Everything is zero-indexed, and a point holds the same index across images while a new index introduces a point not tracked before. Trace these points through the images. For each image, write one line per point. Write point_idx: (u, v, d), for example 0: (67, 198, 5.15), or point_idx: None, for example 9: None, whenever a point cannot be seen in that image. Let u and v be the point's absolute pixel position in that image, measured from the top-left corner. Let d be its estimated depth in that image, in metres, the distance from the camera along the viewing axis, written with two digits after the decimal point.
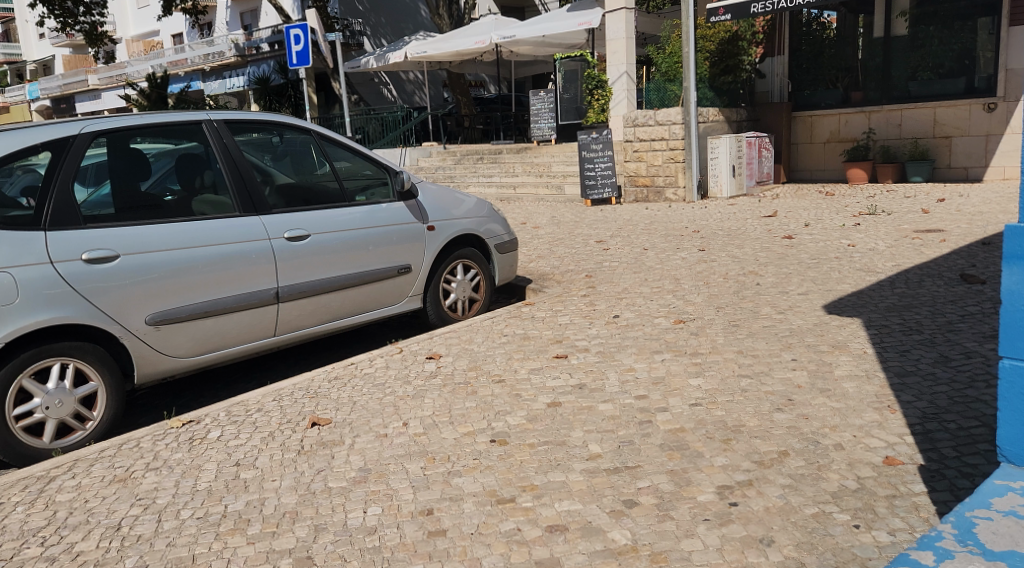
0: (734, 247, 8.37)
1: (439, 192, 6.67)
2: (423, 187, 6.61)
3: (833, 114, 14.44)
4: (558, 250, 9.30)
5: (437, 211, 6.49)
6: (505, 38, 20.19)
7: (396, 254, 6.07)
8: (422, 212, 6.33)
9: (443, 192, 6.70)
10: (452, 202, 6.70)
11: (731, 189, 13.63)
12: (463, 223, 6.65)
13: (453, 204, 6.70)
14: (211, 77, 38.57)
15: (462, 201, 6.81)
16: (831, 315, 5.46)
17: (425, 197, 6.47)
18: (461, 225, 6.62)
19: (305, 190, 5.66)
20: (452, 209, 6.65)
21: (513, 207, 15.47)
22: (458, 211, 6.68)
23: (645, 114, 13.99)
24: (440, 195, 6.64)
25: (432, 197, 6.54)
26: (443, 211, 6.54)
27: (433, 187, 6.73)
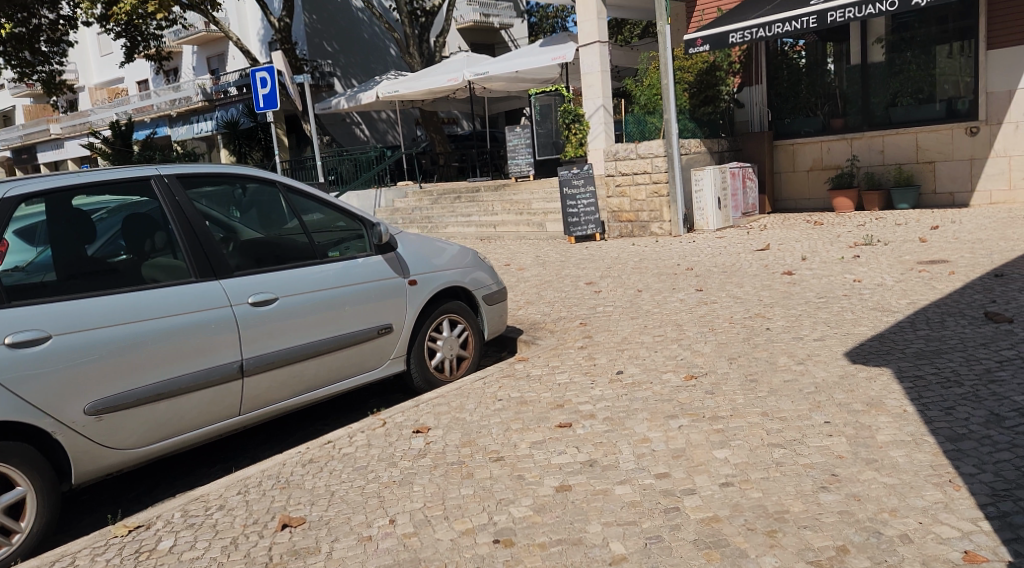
0: (733, 286, 7.93)
1: (420, 243, 6.15)
2: (402, 237, 6.08)
3: (815, 142, 14.08)
4: (547, 295, 8.80)
5: (420, 263, 5.96)
6: (478, 75, 19.87)
7: (375, 313, 5.53)
8: (403, 266, 5.80)
9: (423, 243, 6.17)
10: (434, 252, 6.17)
11: (717, 222, 13.25)
12: (448, 275, 6.12)
13: (436, 254, 6.18)
14: (178, 122, 37.94)
15: (444, 251, 6.29)
16: (857, 364, 4.97)
17: (405, 248, 5.94)
18: (445, 277, 6.10)
19: (273, 246, 5.13)
20: (436, 260, 6.12)
21: (495, 247, 14.99)
22: (442, 262, 6.16)
23: (626, 148, 13.63)
24: (421, 245, 6.12)
25: (413, 248, 6.01)
26: (426, 263, 6.01)
27: (413, 236, 6.21)
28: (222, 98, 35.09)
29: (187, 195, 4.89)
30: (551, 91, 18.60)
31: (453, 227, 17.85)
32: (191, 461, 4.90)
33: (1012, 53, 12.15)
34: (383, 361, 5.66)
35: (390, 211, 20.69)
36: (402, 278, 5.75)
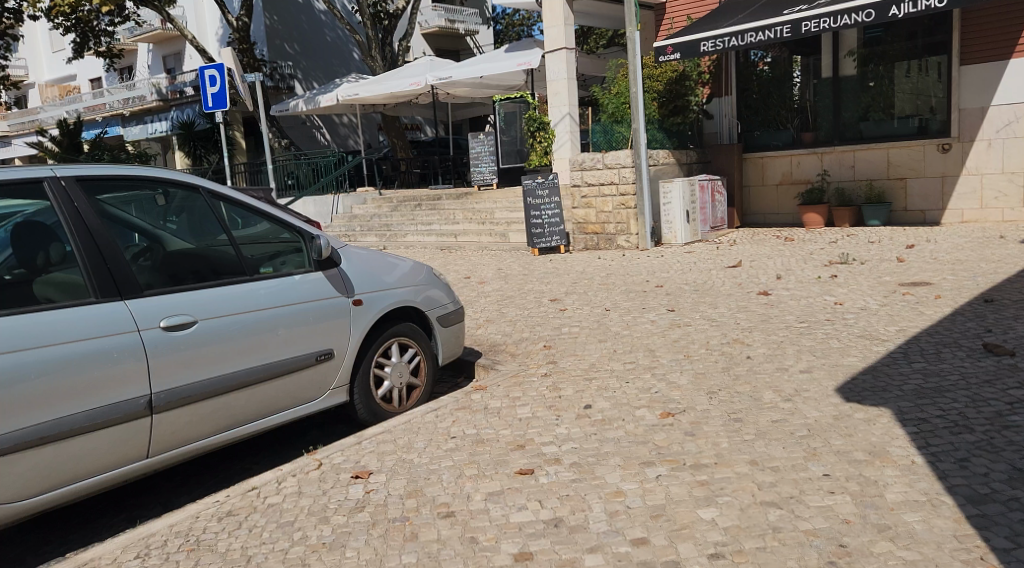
0: (707, 307, 7.42)
1: (367, 257, 5.52)
2: (348, 251, 5.45)
3: (785, 156, 13.73)
4: (509, 313, 8.20)
5: (366, 280, 5.33)
6: (441, 80, 19.24)
7: (313, 338, 4.89)
8: (347, 283, 5.17)
9: (371, 257, 5.55)
10: (383, 269, 5.54)
11: (686, 236, 12.79)
12: (399, 294, 5.50)
13: (386, 271, 5.55)
14: (130, 121, 36.62)
15: (395, 267, 5.67)
16: (852, 403, 4.47)
17: (350, 264, 5.30)
18: (396, 297, 5.47)
19: (195, 261, 4.50)
20: (385, 278, 5.50)
21: (455, 258, 14.37)
22: (391, 280, 5.53)
23: (593, 157, 13.12)
24: (369, 261, 5.49)
25: (359, 263, 5.38)
26: (373, 281, 5.38)
27: (360, 250, 5.58)
28: (176, 97, 33.92)
29: (95, 200, 4.24)
30: (517, 98, 18.18)
31: (413, 236, 17.18)
32: (96, 512, 4.29)
33: (985, 70, 11.90)
34: (322, 392, 5.01)
35: (348, 218, 19.94)
36: (345, 298, 5.11)
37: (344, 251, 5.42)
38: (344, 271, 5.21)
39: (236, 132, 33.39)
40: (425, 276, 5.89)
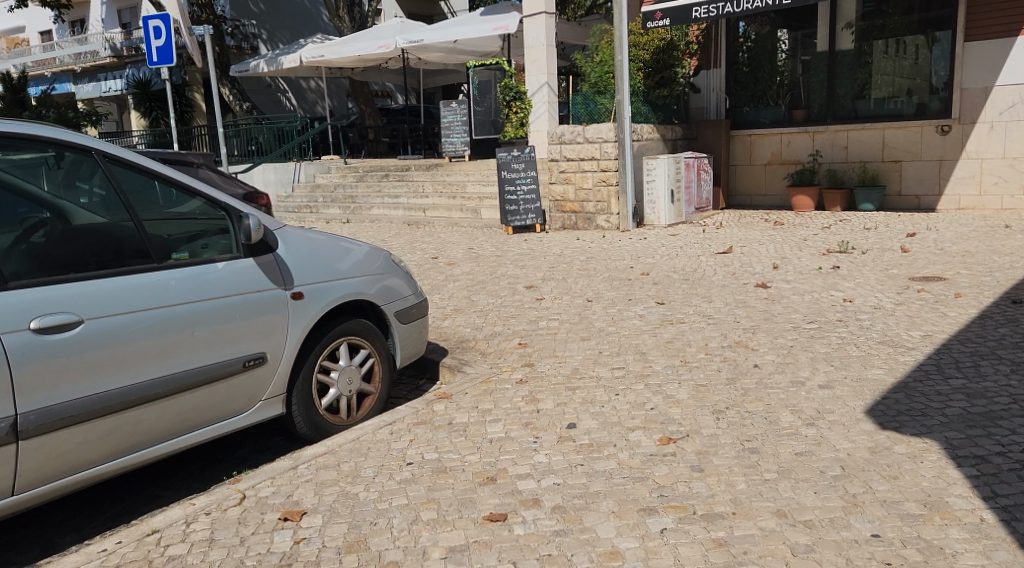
0: (701, 301, 6.65)
1: (313, 240, 4.63)
2: (288, 231, 4.57)
3: (775, 134, 13.00)
4: (480, 301, 7.38)
5: (309, 268, 4.45)
6: (412, 43, 18.17)
7: (238, 339, 4.02)
8: (284, 273, 4.29)
9: (318, 240, 4.66)
10: (332, 254, 4.67)
11: (669, 217, 12.08)
12: (349, 287, 4.65)
13: (335, 256, 4.67)
14: (84, 79, 34.88)
15: (346, 251, 4.79)
16: (888, 432, 3.73)
17: (290, 248, 4.42)
18: (345, 289, 4.62)
19: (101, 241, 3.66)
20: (333, 264, 4.63)
21: (423, 234, 13.49)
22: (341, 268, 4.67)
23: (572, 130, 12.25)
24: (315, 244, 4.61)
25: (301, 246, 4.49)
26: (318, 269, 4.51)
27: (304, 231, 4.69)
28: (133, 55, 32.29)
29: None
30: (491, 65, 17.11)
31: (379, 208, 16.23)
32: None
33: (990, 48, 11.20)
34: (252, 403, 4.17)
35: (311, 188, 18.91)
36: (281, 289, 4.25)
37: (283, 231, 4.53)
38: (281, 256, 4.33)
39: (197, 94, 31.89)
40: (381, 262, 5.03)
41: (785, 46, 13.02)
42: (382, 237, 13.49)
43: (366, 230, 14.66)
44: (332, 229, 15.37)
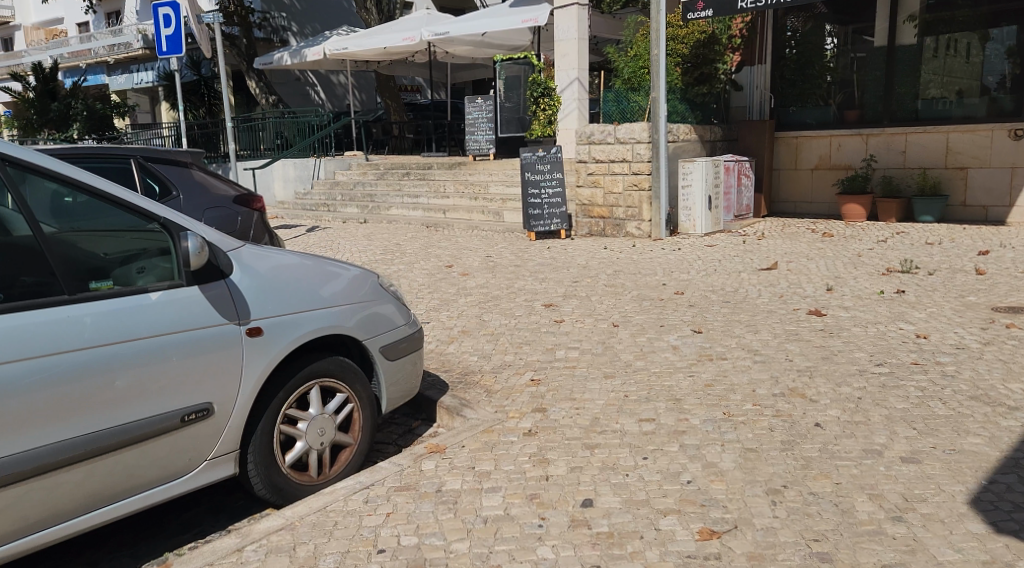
0: (746, 331, 5.75)
1: (284, 261, 3.80)
2: (251, 249, 3.74)
3: (824, 136, 12.00)
4: (492, 322, 6.54)
5: (275, 296, 3.63)
6: (438, 35, 17.39)
7: (169, 388, 3.21)
8: (240, 304, 3.47)
9: (289, 261, 3.83)
10: (306, 278, 3.83)
11: (706, 225, 11.13)
12: (323, 319, 3.83)
13: (308, 281, 3.84)
14: (116, 70, 34.72)
15: (324, 275, 3.96)
16: (1006, 539, 2.83)
17: (252, 270, 3.59)
18: (319, 322, 3.80)
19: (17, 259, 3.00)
20: (307, 291, 3.80)
21: (441, 237, 12.69)
22: (316, 296, 3.84)
23: (602, 130, 11.36)
24: (285, 266, 3.78)
25: (267, 269, 3.67)
26: (286, 298, 3.68)
27: (274, 249, 3.86)
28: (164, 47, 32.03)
29: None
30: (519, 59, 16.19)
31: (397, 208, 15.44)
32: None
33: None
34: (196, 462, 3.38)
35: (330, 185, 18.21)
36: (234, 324, 3.43)
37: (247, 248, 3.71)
38: (240, 282, 3.51)
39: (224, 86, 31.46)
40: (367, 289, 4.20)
41: (832, 42, 12.05)
42: (398, 238, 12.71)
43: (382, 231, 13.90)
44: (348, 229, 14.63)
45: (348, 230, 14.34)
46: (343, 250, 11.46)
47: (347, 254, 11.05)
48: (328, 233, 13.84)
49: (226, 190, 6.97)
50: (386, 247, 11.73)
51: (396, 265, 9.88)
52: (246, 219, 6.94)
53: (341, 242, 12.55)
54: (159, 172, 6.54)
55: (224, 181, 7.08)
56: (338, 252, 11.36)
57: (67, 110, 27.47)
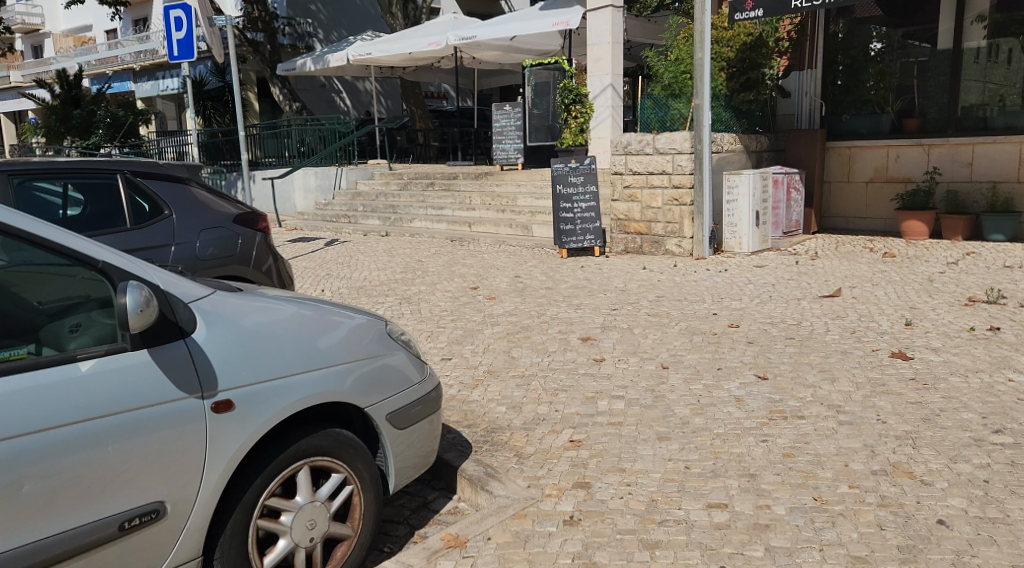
0: (821, 379, 4.90)
1: (272, 312, 3.06)
2: (231, 297, 3.00)
3: (881, 147, 11.12)
4: (522, 360, 5.75)
5: (258, 357, 2.88)
6: (464, 40, 16.73)
7: (99, 492, 2.45)
8: (209, 369, 2.71)
9: (279, 311, 3.08)
10: (300, 332, 3.07)
11: (753, 243, 10.24)
12: (320, 384, 3.06)
13: (303, 335, 3.07)
14: (143, 77, 34.54)
15: (323, 327, 3.20)
16: None
17: (230, 325, 2.84)
18: (314, 388, 3.03)
19: None
20: (301, 349, 3.04)
21: (466, 252, 11.93)
22: (311, 354, 3.07)
23: (640, 139, 10.54)
24: (273, 318, 3.03)
25: (250, 322, 2.92)
26: (273, 359, 2.92)
27: (262, 297, 3.12)
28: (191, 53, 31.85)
29: None
30: (549, 65, 15.34)
31: (421, 220, 14.70)
32: None
33: None
34: None
35: (352, 195, 17.54)
36: (196, 398, 2.66)
37: (225, 296, 2.97)
38: (211, 341, 2.75)
39: (250, 93, 31.09)
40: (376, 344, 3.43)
41: (878, 44, 11.18)
42: (420, 253, 11.96)
43: (404, 245, 13.17)
44: (368, 242, 13.92)
45: (368, 243, 13.63)
46: (361, 266, 10.74)
47: (365, 271, 10.34)
48: (348, 247, 13.14)
49: (225, 209, 6.20)
50: (407, 263, 11.00)
51: (416, 285, 9.12)
52: (247, 240, 6.16)
53: (360, 256, 11.84)
54: (148, 188, 5.79)
55: (225, 198, 6.32)
56: (356, 268, 10.63)
57: (90, 117, 27.20)
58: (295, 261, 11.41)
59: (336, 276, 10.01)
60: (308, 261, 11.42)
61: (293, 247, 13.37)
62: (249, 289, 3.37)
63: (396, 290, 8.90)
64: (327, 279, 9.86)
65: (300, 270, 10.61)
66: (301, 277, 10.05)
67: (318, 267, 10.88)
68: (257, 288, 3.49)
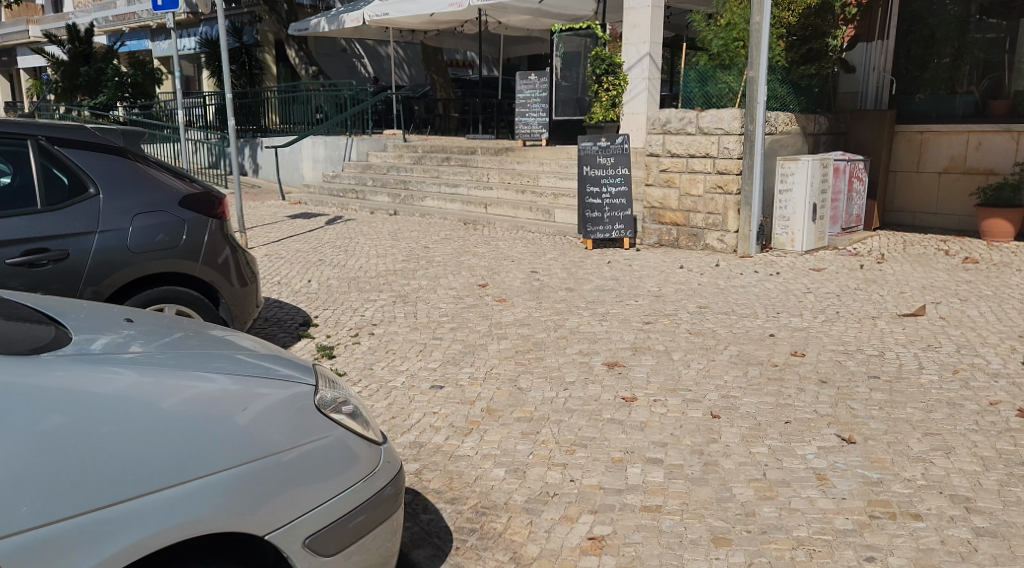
0: (930, 449, 3.64)
1: (174, 387, 2.10)
2: (77, 365, 2.03)
3: (960, 132, 9.69)
4: (532, 396, 4.54)
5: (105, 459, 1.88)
6: (488, 1, 15.37)
7: None
8: None
9: (187, 386, 2.12)
10: (206, 416, 2.08)
11: (808, 242, 8.89)
12: (223, 493, 2.02)
13: (209, 419, 2.08)
14: (162, 37, 33.58)
15: (250, 405, 2.20)
16: None
17: (80, 410, 1.91)
18: (191, 504, 1.96)
19: None
20: (198, 441, 2.03)
21: (479, 238, 10.71)
22: (218, 448, 2.06)
23: (681, 116, 9.23)
24: (151, 395, 2.04)
25: (120, 404, 1.97)
26: (145, 456, 1.94)
27: (148, 366, 2.15)
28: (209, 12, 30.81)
29: None
30: (580, 30, 14.04)
31: (432, 199, 13.46)
32: None
33: None
34: None
35: (362, 168, 16.34)
36: None
37: (107, 369, 2.05)
38: (40, 430, 1.82)
39: (268, 56, 29.93)
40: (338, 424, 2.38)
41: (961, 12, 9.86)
42: (428, 238, 10.75)
43: (412, 226, 11.96)
44: (374, 221, 12.73)
45: (374, 223, 12.44)
46: (360, 251, 9.56)
47: (363, 257, 9.18)
48: (351, 225, 11.96)
49: (172, 187, 4.93)
50: (413, 248, 9.81)
51: (417, 278, 7.94)
52: (197, 229, 4.91)
53: (361, 238, 10.68)
54: (71, 158, 4.56)
55: (175, 173, 5.09)
56: (354, 253, 9.46)
57: (101, 75, 26.20)
58: (288, 242, 10.26)
59: (328, 263, 8.85)
60: (302, 242, 10.28)
61: (292, 224, 12.23)
62: (183, 350, 2.45)
63: (393, 284, 7.73)
64: (318, 266, 8.70)
65: (291, 253, 9.48)
66: (290, 263, 8.91)
67: (312, 249, 9.72)
68: (211, 348, 2.59)
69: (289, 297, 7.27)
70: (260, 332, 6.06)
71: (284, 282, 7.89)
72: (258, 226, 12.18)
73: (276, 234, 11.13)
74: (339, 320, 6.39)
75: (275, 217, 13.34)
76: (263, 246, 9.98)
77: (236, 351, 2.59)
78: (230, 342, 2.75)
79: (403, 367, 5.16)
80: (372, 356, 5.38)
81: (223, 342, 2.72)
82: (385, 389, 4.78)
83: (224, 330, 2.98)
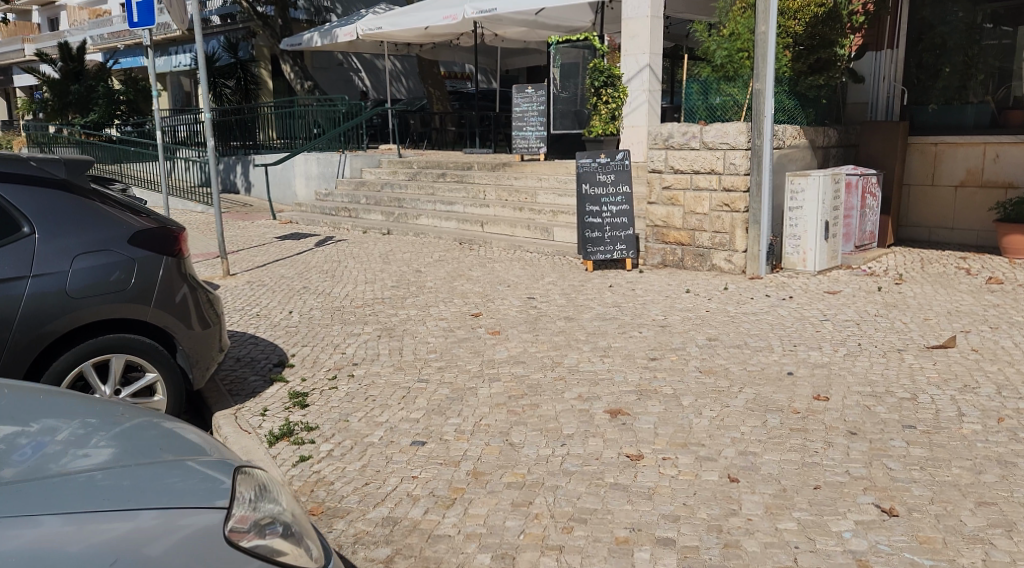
0: (987, 526, 3.12)
1: (93, 523, 1.89)
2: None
3: (978, 143, 9.16)
4: (526, 455, 4.03)
5: None
6: (483, 13, 14.96)
7: None
8: None
9: (110, 520, 1.91)
10: (118, 555, 1.84)
11: (822, 261, 8.37)
12: None
13: (134, 556, 1.85)
14: (158, 53, 33.33)
15: (172, 534, 1.94)
16: None
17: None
18: None
19: None
20: None
21: (475, 260, 10.21)
22: None
23: (684, 130, 8.76)
24: (71, 536, 1.83)
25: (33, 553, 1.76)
26: None
27: (72, 500, 1.95)
28: (204, 27, 30.51)
29: None
30: (578, 42, 13.55)
31: (427, 217, 12.96)
32: None
33: None
34: None
35: (355, 185, 15.86)
36: None
37: (21, 513, 1.86)
38: None
39: (264, 71, 29.58)
40: (258, 553, 2.06)
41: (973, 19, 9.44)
42: (420, 260, 10.25)
43: (405, 247, 11.46)
44: (366, 241, 12.23)
45: (366, 243, 11.95)
46: (348, 276, 9.07)
47: (350, 283, 8.68)
48: (341, 247, 11.47)
49: (121, 222, 4.46)
50: (404, 272, 9.31)
51: (407, 307, 7.43)
52: (147, 269, 4.44)
53: (351, 261, 10.20)
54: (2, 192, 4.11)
55: (123, 206, 4.59)
56: (341, 278, 8.96)
57: (93, 92, 25.83)
58: (273, 267, 9.77)
59: (314, 290, 8.35)
60: (289, 266, 9.80)
61: (280, 246, 11.74)
62: (122, 464, 2.25)
63: (380, 314, 7.22)
64: (302, 294, 8.21)
65: (275, 279, 9.00)
66: (273, 291, 8.42)
67: (298, 275, 9.23)
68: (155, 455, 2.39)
69: (268, 331, 6.78)
70: (230, 374, 5.56)
71: (264, 314, 7.39)
72: (245, 248, 11.70)
73: (263, 257, 10.65)
74: (317, 358, 5.89)
75: (264, 239, 12.86)
76: (247, 272, 9.50)
77: (181, 459, 2.39)
78: (175, 443, 2.53)
79: (383, 417, 4.65)
80: (349, 404, 4.88)
81: (167, 444, 2.50)
82: (360, 446, 4.27)
83: (176, 424, 2.77)
